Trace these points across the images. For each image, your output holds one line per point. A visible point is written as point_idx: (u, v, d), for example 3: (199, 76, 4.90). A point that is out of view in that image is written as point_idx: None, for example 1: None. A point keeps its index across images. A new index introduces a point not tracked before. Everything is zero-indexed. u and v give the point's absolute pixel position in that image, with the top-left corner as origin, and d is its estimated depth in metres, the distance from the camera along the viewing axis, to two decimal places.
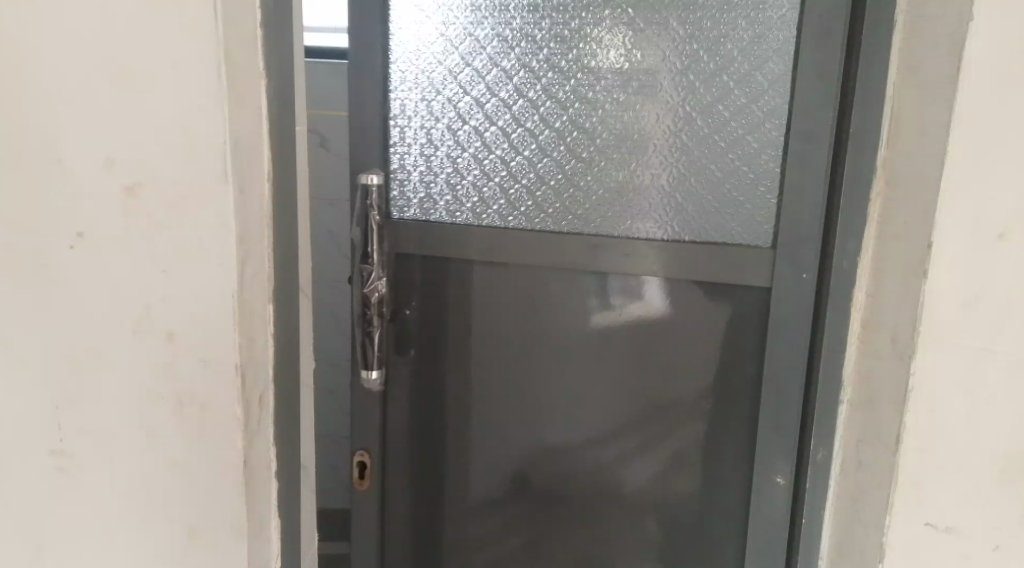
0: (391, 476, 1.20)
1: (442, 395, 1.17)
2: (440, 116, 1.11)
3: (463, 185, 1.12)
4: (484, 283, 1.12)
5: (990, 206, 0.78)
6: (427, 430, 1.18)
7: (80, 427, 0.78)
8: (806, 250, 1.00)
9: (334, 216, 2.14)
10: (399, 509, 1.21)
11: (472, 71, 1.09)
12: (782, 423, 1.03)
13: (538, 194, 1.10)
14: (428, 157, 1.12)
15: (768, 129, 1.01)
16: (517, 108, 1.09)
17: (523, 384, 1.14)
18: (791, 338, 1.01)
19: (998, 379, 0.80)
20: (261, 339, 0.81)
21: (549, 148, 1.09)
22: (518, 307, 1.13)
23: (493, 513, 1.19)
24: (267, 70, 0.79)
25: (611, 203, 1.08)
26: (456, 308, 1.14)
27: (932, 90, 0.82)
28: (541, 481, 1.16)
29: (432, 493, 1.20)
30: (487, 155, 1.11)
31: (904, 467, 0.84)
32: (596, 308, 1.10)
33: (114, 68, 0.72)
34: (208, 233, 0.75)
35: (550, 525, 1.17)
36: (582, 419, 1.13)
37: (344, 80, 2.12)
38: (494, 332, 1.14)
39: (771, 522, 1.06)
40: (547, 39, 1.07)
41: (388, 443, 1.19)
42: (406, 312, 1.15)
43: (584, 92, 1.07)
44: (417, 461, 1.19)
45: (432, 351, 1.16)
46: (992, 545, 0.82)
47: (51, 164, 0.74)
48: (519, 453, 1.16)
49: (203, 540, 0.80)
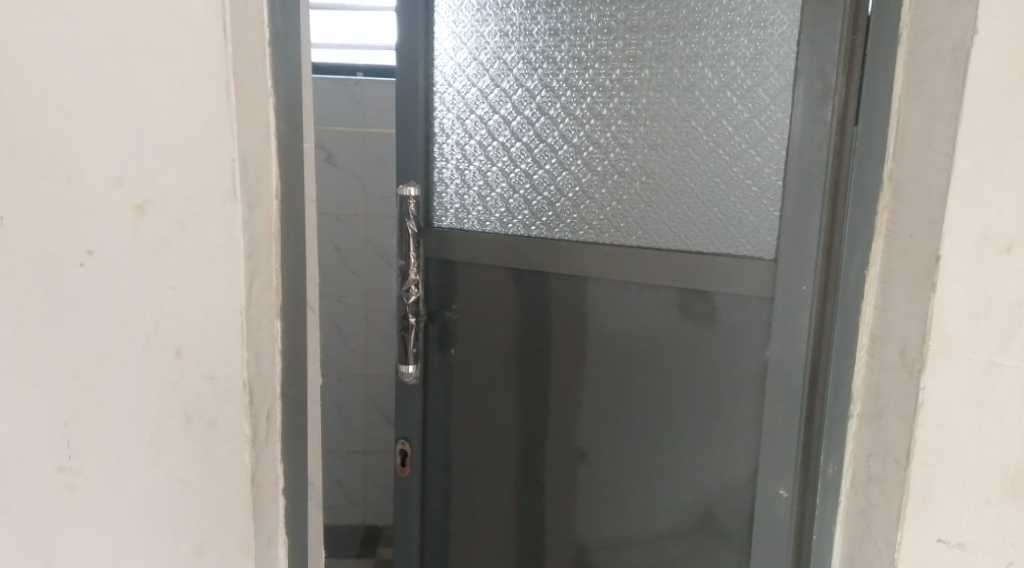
0: (430, 465, 1.30)
1: (478, 397, 1.24)
2: (473, 132, 1.19)
3: (492, 197, 1.19)
4: (514, 290, 1.18)
5: (996, 220, 0.78)
6: (461, 429, 1.26)
7: (90, 444, 0.78)
8: (806, 265, 0.98)
9: (343, 233, 2.34)
10: (437, 502, 1.30)
11: (500, 92, 1.16)
12: (783, 444, 1.02)
13: (558, 205, 1.14)
14: (463, 171, 1.20)
15: (770, 143, 1.00)
16: (539, 125, 1.14)
17: (547, 400, 1.18)
18: (794, 355, 1.00)
19: (1009, 394, 0.80)
20: (268, 354, 0.81)
21: (568, 162, 1.13)
22: (544, 321, 1.16)
23: (517, 523, 1.24)
24: (275, 88, 0.79)
25: (622, 214, 1.10)
26: (492, 318, 1.20)
27: (937, 104, 0.82)
28: (559, 496, 1.20)
29: (465, 485, 1.27)
30: (513, 169, 1.17)
31: (914, 483, 0.83)
32: (613, 326, 1.11)
33: (123, 86, 0.73)
34: (218, 248, 0.75)
35: (566, 544, 1.20)
36: (604, 427, 1.15)
37: (350, 96, 2.26)
38: (526, 336, 1.18)
39: (775, 542, 1.04)
40: (566, 60, 1.11)
41: (428, 434, 1.29)
42: (448, 314, 1.23)
43: (598, 109, 1.10)
44: (454, 460, 1.28)
45: (469, 355, 1.23)
46: (1006, 561, 0.82)
47: (61, 181, 0.74)
48: (547, 454, 1.20)
49: (211, 556, 0.79)
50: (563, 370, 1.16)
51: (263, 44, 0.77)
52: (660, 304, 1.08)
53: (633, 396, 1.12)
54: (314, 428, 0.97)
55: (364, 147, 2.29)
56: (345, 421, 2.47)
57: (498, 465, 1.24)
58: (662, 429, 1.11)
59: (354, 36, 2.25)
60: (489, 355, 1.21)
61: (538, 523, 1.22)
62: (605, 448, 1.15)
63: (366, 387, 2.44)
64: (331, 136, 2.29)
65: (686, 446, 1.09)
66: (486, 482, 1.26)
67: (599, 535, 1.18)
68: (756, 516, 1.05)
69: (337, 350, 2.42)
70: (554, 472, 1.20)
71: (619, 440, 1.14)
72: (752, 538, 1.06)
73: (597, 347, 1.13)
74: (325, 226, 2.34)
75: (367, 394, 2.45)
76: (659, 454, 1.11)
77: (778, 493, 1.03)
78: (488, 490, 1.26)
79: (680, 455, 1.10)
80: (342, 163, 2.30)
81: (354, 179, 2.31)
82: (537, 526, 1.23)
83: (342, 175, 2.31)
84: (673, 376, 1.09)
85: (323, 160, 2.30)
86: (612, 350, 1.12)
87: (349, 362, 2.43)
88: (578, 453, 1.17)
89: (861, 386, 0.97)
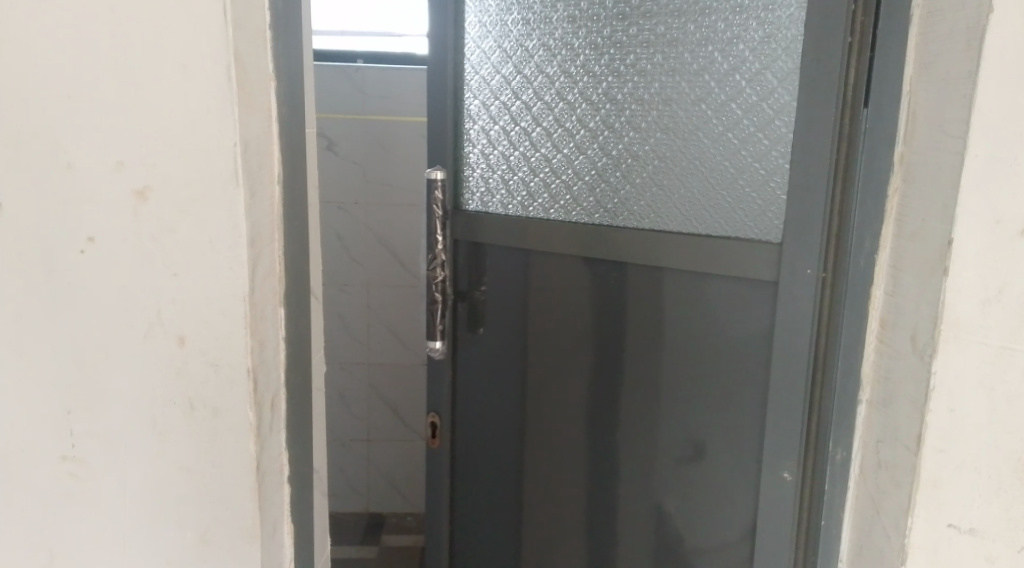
0: (460, 436, 1.34)
1: (503, 374, 1.26)
2: (498, 118, 1.22)
3: (515, 180, 1.22)
4: (537, 271, 1.19)
5: (1010, 203, 0.77)
6: (487, 405, 1.29)
7: (92, 432, 0.78)
8: (806, 247, 0.96)
9: (344, 221, 2.34)
10: (466, 474, 1.34)
11: (522, 78, 1.19)
12: (785, 430, 1.00)
13: (575, 188, 1.16)
14: (488, 156, 1.24)
15: (778, 126, 0.98)
16: (557, 110, 1.17)
17: (569, 380, 1.20)
18: (795, 343, 0.98)
19: (1019, 376, 0.78)
20: (272, 342, 0.80)
21: (584, 147, 1.15)
22: (567, 304, 1.17)
23: (539, 498, 1.27)
24: (276, 72, 0.78)
25: (635, 197, 1.10)
26: (517, 300, 1.22)
27: (949, 86, 0.81)
28: (577, 474, 1.21)
29: (491, 459, 1.30)
30: (534, 154, 1.20)
31: (924, 467, 0.83)
32: (626, 311, 1.12)
33: (122, 70, 0.72)
34: (220, 235, 0.74)
35: (583, 525, 1.22)
36: (617, 409, 1.15)
37: (351, 82, 2.25)
38: (548, 314, 1.20)
39: (778, 532, 1.02)
40: (583, 46, 1.13)
41: (458, 407, 1.33)
42: (476, 293, 1.26)
43: (613, 94, 1.11)
44: (480, 436, 1.31)
45: (495, 333, 1.25)
46: (1017, 547, 0.81)
47: (61, 169, 0.73)
48: (568, 431, 1.21)
49: (215, 545, 0.79)
50: (584, 349, 1.17)
51: (264, 27, 0.76)
52: (674, 286, 1.07)
53: (648, 381, 1.12)
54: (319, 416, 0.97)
55: (366, 137, 2.28)
56: (349, 409, 2.47)
57: (520, 443, 1.27)
58: (671, 414, 1.10)
59: (357, 24, 2.25)
60: (516, 337, 1.23)
61: (559, 503, 1.24)
62: (620, 431, 1.16)
63: (370, 375, 2.44)
64: (333, 124, 2.28)
65: (690, 429, 1.09)
66: (509, 460, 1.28)
67: (612, 512, 1.19)
68: (762, 502, 1.03)
69: (339, 339, 2.42)
70: (574, 453, 1.21)
71: (630, 419, 1.14)
72: (758, 521, 1.04)
73: (618, 332, 1.13)
74: (328, 214, 2.34)
75: (370, 381, 2.45)
76: (664, 440, 1.12)
77: (782, 476, 1.00)
78: (512, 464, 1.28)
79: (688, 442, 1.09)
80: (343, 151, 2.29)
81: (355, 167, 2.30)
82: (556, 505, 1.25)
83: (343, 163, 2.30)
84: (686, 362, 1.08)
85: (324, 148, 2.29)
86: (630, 332, 1.12)
87: (351, 350, 2.42)
88: (592, 432, 1.18)
89: (871, 371, 0.94)
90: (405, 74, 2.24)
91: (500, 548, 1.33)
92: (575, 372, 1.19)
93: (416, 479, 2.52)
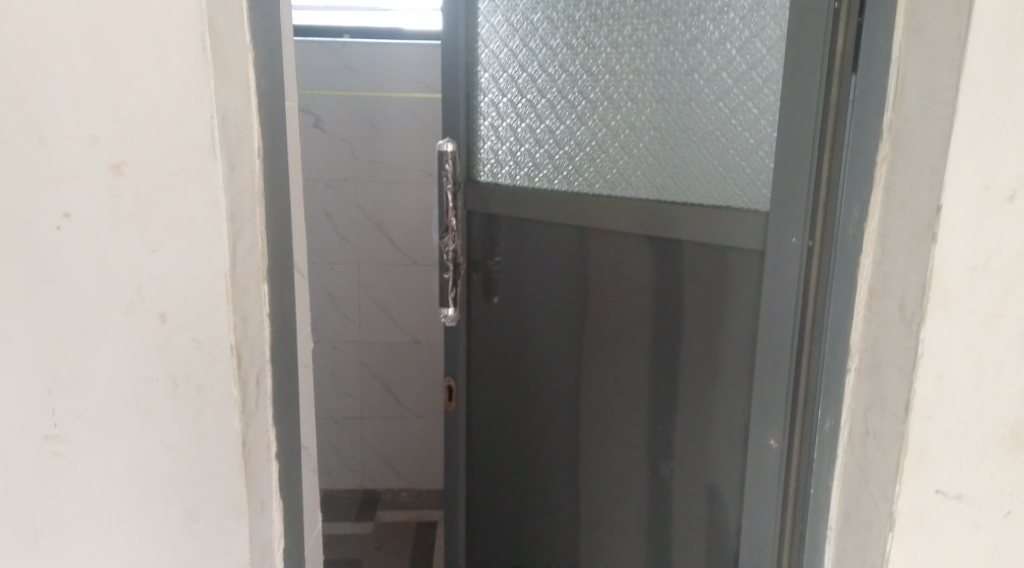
0: (475, 400, 1.37)
1: (515, 342, 1.28)
2: (506, 91, 1.24)
3: (522, 151, 1.23)
4: (545, 241, 1.20)
5: (1001, 169, 0.76)
6: (502, 371, 1.31)
7: (75, 412, 0.77)
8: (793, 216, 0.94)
9: (334, 198, 2.32)
10: (481, 437, 1.37)
11: (528, 51, 1.20)
12: (772, 399, 0.99)
13: (577, 158, 1.17)
14: (498, 128, 1.26)
15: (767, 94, 0.97)
16: (560, 82, 1.18)
17: (577, 350, 1.20)
18: (781, 312, 0.97)
19: (1007, 346, 0.78)
20: (255, 319, 0.78)
21: (586, 118, 1.16)
22: (572, 273, 1.18)
23: (550, 466, 1.28)
24: (253, 43, 0.76)
25: (633, 168, 1.11)
26: (528, 270, 1.24)
27: (939, 50, 0.80)
28: (583, 441, 1.23)
29: (505, 424, 1.33)
30: (539, 126, 1.21)
31: (912, 434, 0.82)
32: (620, 283, 1.13)
33: (95, 43, 0.70)
34: (200, 210, 0.73)
35: (579, 496, 1.25)
36: (621, 378, 1.16)
37: (335, 57, 2.22)
38: (555, 284, 1.21)
39: (766, 500, 1.01)
40: (584, 18, 1.14)
41: (473, 372, 1.36)
42: (490, 263, 1.28)
43: (612, 64, 1.12)
44: (494, 400, 1.34)
45: (507, 302, 1.27)
46: (1004, 511, 0.81)
47: (34, 144, 0.72)
48: (573, 400, 1.23)
49: (203, 523, 0.78)
50: (591, 318, 1.18)
51: None
52: (673, 255, 1.07)
53: (642, 349, 1.13)
54: (306, 392, 0.96)
55: (352, 112, 2.26)
56: (340, 386, 2.46)
57: (529, 411, 1.29)
58: (665, 382, 1.11)
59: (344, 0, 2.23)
60: (525, 308, 1.25)
61: (566, 472, 1.26)
62: (619, 401, 1.17)
63: (360, 351, 2.44)
64: (318, 100, 2.25)
65: (683, 400, 1.09)
66: (522, 427, 1.31)
67: (619, 478, 1.19)
68: (749, 472, 1.02)
69: (328, 316, 2.41)
70: (582, 420, 1.22)
71: (630, 388, 1.15)
72: (745, 489, 1.03)
73: (622, 301, 1.14)
74: (314, 192, 2.32)
75: (361, 357, 2.44)
76: (656, 410, 1.13)
77: (768, 443, 1.00)
78: (523, 429, 1.30)
79: (680, 407, 1.10)
80: (329, 128, 2.27)
81: (343, 144, 2.28)
82: (561, 472, 1.27)
83: (329, 140, 2.27)
84: (679, 332, 1.08)
85: (310, 126, 2.27)
86: (634, 301, 1.13)
87: (342, 328, 2.42)
88: (594, 400, 1.20)
89: (859, 340, 0.91)
90: (388, 49, 2.22)
91: (512, 510, 1.36)
92: (583, 342, 1.19)
93: (408, 453, 2.53)
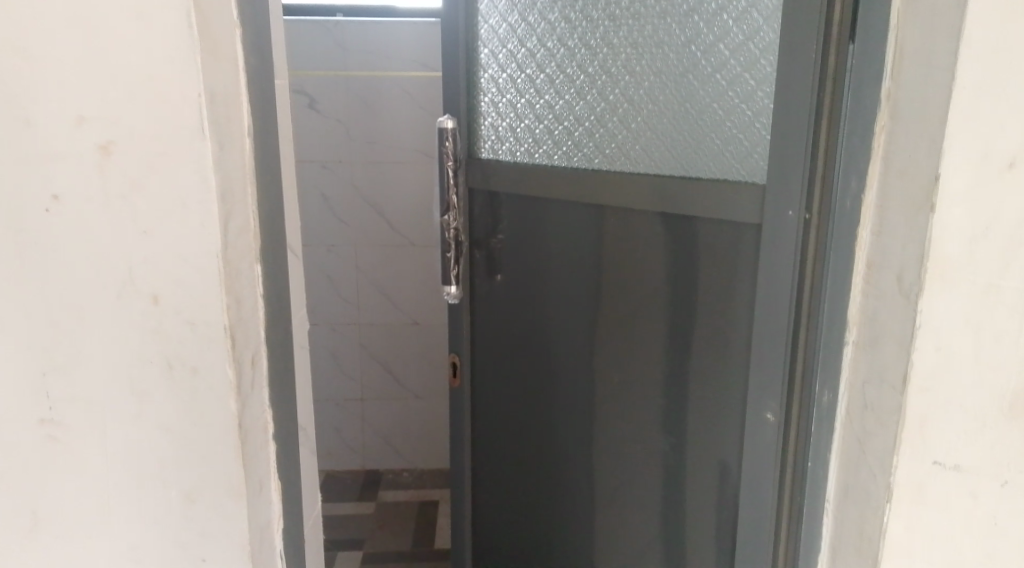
0: (480, 377, 1.37)
1: (519, 318, 1.28)
2: (506, 66, 1.23)
3: (522, 127, 1.23)
4: (547, 217, 1.20)
5: (1001, 137, 0.75)
6: (506, 348, 1.31)
7: (70, 395, 0.77)
8: (790, 186, 0.93)
9: (331, 178, 2.30)
10: (487, 413, 1.37)
11: (527, 26, 1.20)
12: (768, 374, 0.98)
13: (577, 133, 1.16)
14: (498, 104, 1.25)
15: (763, 65, 0.96)
16: (559, 57, 1.17)
17: (580, 325, 1.20)
18: (777, 284, 0.96)
19: (1006, 316, 0.78)
20: (249, 299, 0.78)
21: (585, 93, 1.15)
22: (574, 248, 1.18)
23: (555, 441, 1.28)
24: (241, 19, 0.74)
25: (631, 142, 1.10)
26: (530, 246, 1.23)
27: (938, 17, 0.79)
28: (587, 416, 1.23)
29: (510, 400, 1.33)
30: (538, 101, 1.21)
31: (910, 405, 0.82)
32: (622, 258, 1.13)
33: (79, 21, 0.69)
34: (190, 189, 0.72)
35: (583, 470, 1.25)
36: (623, 354, 1.16)
37: (328, 36, 2.20)
38: (558, 259, 1.20)
39: (763, 475, 1.01)
40: None
41: (477, 349, 1.36)
42: (493, 240, 1.28)
43: (610, 38, 1.11)
44: (499, 376, 1.34)
45: (510, 279, 1.27)
46: (1001, 481, 0.82)
47: (20, 125, 0.71)
48: (577, 375, 1.23)
49: (200, 505, 0.78)
50: (594, 293, 1.17)
51: None
52: (675, 230, 1.06)
53: (643, 324, 1.13)
54: (303, 372, 0.96)
55: (346, 91, 2.24)
56: (338, 367, 2.46)
57: (534, 387, 1.29)
58: (663, 358, 1.11)
59: None
60: (528, 284, 1.25)
61: (570, 446, 1.26)
62: (620, 376, 1.17)
63: (359, 332, 2.43)
64: (312, 80, 2.23)
65: (681, 374, 1.09)
66: (527, 402, 1.31)
67: (621, 451, 1.19)
68: (746, 445, 1.02)
69: (326, 297, 2.40)
70: (586, 396, 1.22)
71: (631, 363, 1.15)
72: (742, 463, 1.03)
73: (624, 276, 1.13)
74: (309, 173, 2.30)
75: (359, 338, 2.44)
76: (654, 385, 1.13)
77: (765, 417, 0.99)
78: (529, 405, 1.31)
79: (678, 382, 1.10)
80: (323, 107, 2.25)
81: (337, 123, 2.27)
82: (566, 446, 1.27)
83: (323, 120, 2.26)
84: (677, 306, 1.08)
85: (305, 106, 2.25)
86: (636, 275, 1.12)
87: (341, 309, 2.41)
88: (597, 375, 1.20)
89: (856, 312, 0.92)
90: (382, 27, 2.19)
91: (518, 486, 1.36)
92: (586, 317, 1.19)
93: (408, 432, 2.53)
